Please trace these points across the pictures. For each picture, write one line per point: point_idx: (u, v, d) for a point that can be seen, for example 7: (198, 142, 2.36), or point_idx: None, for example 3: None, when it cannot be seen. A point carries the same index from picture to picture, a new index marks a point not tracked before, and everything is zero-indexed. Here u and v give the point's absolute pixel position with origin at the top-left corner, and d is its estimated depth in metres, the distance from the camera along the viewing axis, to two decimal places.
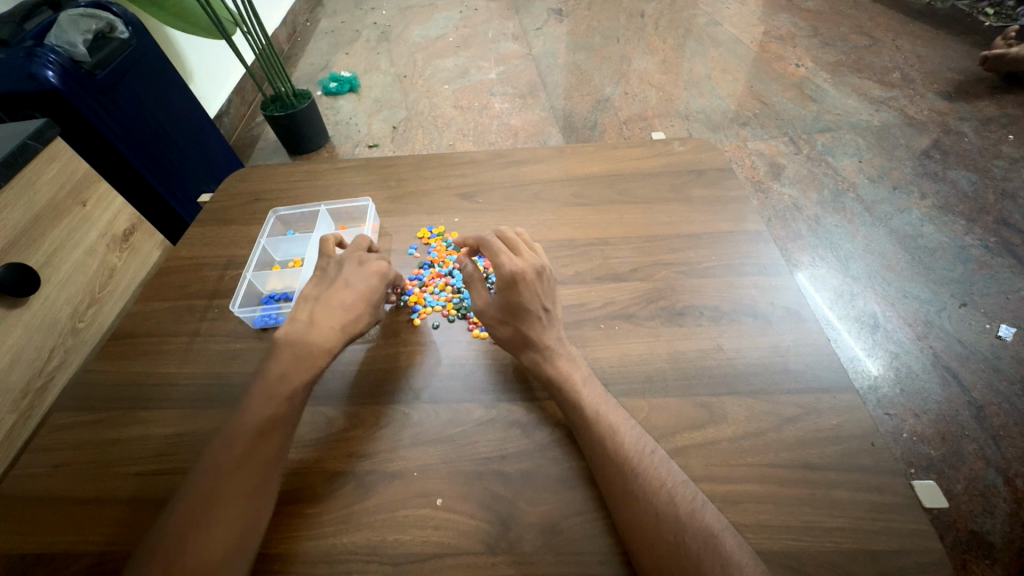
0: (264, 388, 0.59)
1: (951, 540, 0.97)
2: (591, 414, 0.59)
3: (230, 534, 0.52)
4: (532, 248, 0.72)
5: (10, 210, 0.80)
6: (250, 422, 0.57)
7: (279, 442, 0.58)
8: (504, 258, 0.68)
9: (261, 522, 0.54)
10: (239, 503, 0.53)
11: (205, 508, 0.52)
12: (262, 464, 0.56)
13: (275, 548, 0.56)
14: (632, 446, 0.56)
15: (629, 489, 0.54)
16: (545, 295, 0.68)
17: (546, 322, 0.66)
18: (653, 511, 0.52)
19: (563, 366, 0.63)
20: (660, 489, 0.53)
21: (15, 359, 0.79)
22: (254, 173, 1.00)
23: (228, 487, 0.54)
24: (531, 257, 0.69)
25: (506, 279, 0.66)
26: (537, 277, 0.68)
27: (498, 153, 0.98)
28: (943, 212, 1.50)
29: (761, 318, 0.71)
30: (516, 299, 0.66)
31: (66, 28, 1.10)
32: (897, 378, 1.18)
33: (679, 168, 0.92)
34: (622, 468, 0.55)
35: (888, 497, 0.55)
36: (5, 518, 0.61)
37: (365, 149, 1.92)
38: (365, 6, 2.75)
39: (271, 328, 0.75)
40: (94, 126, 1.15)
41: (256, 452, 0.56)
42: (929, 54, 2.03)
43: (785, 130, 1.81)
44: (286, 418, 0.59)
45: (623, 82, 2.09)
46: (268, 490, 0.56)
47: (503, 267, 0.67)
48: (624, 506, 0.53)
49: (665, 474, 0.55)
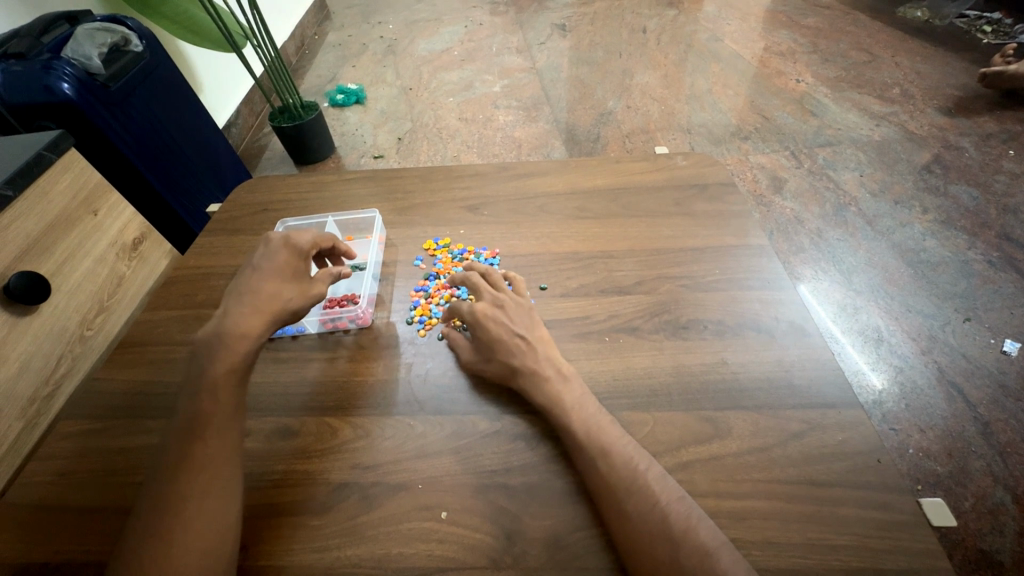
0: (204, 387, 0.59)
1: (960, 559, 0.95)
2: (587, 433, 0.59)
3: (205, 539, 0.51)
4: (493, 282, 0.74)
5: (23, 220, 0.81)
6: (217, 428, 0.57)
7: (235, 436, 0.58)
8: (462, 303, 0.71)
9: (234, 523, 0.54)
10: (207, 500, 0.53)
11: (174, 515, 0.52)
12: (220, 460, 0.56)
13: (259, 559, 0.55)
14: (625, 466, 0.56)
15: (624, 511, 0.53)
16: (515, 324, 0.69)
17: (524, 347, 0.66)
18: (645, 531, 0.52)
19: (552, 389, 0.63)
20: (654, 509, 0.53)
21: (24, 367, 0.79)
22: (262, 184, 1.01)
23: (196, 486, 0.54)
24: (489, 294, 0.72)
25: (470, 320, 0.70)
26: (498, 309, 0.70)
27: (503, 166, 0.99)
28: (945, 227, 1.50)
29: (764, 332, 0.71)
30: (484, 335, 0.68)
31: (83, 41, 1.13)
32: (902, 393, 1.18)
33: (683, 182, 0.93)
34: (615, 489, 0.55)
35: (895, 514, 0.55)
36: (9, 526, 0.60)
37: (370, 160, 1.94)
38: (373, 20, 2.79)
39: (302, 336, 0.76)
40: (107, 137, 1.17)
41: (213, 449, 0.56)
42: (928, 70, 2.05)
43: (786, 144, 1.82)
44: (233, 415, 0.59)
45: (625, 96, 2.11)
46: (230, 482, 0.55)
47: (464, 310, 0.70)
48: (618, 525, 0.53)
49: (658, 492, 0.54)
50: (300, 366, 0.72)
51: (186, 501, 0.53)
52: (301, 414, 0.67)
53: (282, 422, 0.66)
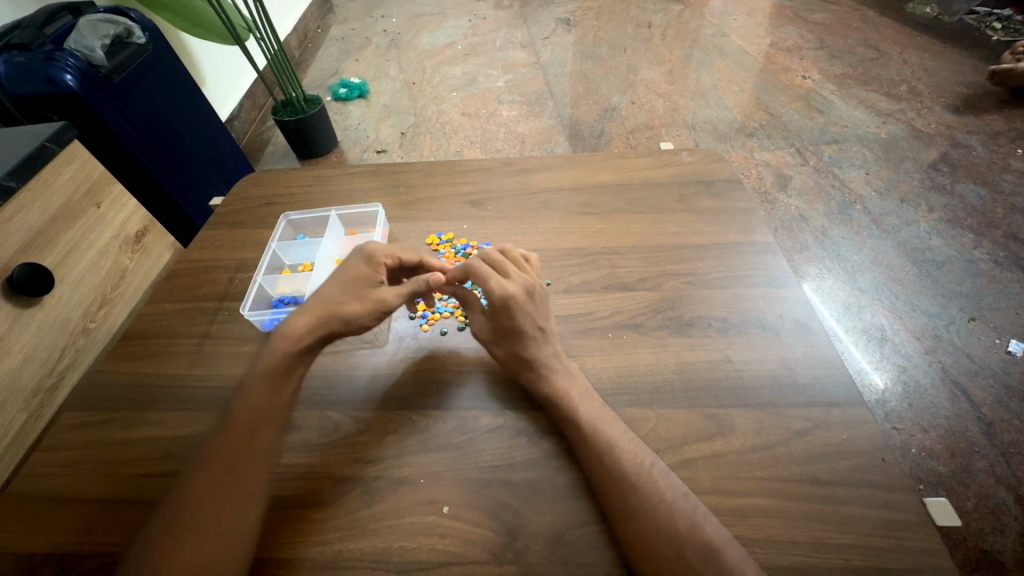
0: (244, 384, 0.59)
1: (961, 558, 0.95)
2: (596, 426, 0.59)
3: (215, 536, 0.51)
4: (518, 265, 0.71)
5: (26, 212, 0.81)
6: (232, 422, 0.57)
7: (269, 438, 0.58)
8: (494, 283, 0.67)
9: (248, 523, 0.54)
10: (229, 500, 0.53)
11: (192, 512, 0.52)
12: (250, 461, 0.56)
13: (274, 555, 0.55)
14: (631, 461, 0.56)
15: (629, 506, 0.54)
16: (539, 315, 0.68)
17: (542, 340, 0.67)
18: (651, 527, 0.52)
19: (558, 385, 0.63)
20: (659, 505, 0.53)
21: (27, 359, 0.79)
22: (266, 177, 1.01)
23: (219, 484, 0.54)
24: (520, 279, 0.68)
25: (497, 304, 0.66)
26: (528, 298, 0.68)
27: (507, 161, 0.98)
28: (952, 225, 1.49)
29: (769, 330, 0.71)
30: (512, 323, 0.66)
31: (85, 34, 1.14)
32: (905, 393, 1.17)
33: (687, 179, 0.92)
34: (622, 484, 0.55)
35: (899, 514, 0.55)
36: (12, 517, 0.61)
37: (373, 154, 1.93)
38: (377, 13, 2.78)
39: None
40: (110, 129, 1.16)
41: (245, 450, 0.56)
42: (936, 67, 2.03)
43: (791, 141, 1.81)
44: (267, 416, 0.58)
45: (630, 91, 2.10)
46: (255, 482, 0.55)
47: (493, 293, 0.66)
48: (624, 520, 0.53)
49: (664, 487, 0.54)
50: None
51: (198, 495, 0.53)
52: (303, 408, 0.67)
53: None
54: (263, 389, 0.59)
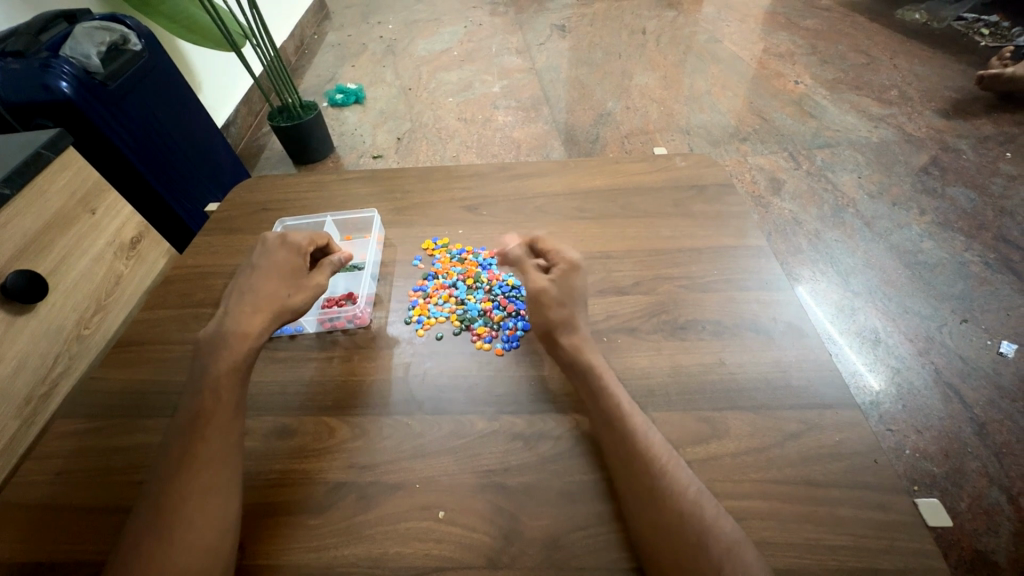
0: (207, 386, 0.59)
1: (955, 559, 0.96)
2: (609, 420, 0.59)
3: (201, 537, 0.51)
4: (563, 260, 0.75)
5: (20, 218, 0.81)
6: (197, 423, 0.57)
7: (236, 435, 0.58)
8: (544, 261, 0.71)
9: (231, 523, 0.53)
10: (208, 500, 0.53)
11: (173, 514, 0.52)
12: (219, 460, 0.56)
13: (255, 560, 0.55)
14: (659, 446, 0.56)
15: (656, 488, 0.53)
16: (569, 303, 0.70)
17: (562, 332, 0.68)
18: (677, 509, 0.51)
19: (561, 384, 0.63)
20: (683, 491, 0.53)
21: (19, 366, 0.79)
22: (261, 183, 1.01)
23: (195, 485, 0.53)
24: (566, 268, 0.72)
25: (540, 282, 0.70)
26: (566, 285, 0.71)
27: (502, 166, 0.99)
28: (943, 228, 1.50)
29: (763, 332, 0.71)
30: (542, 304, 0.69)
31: (81, 40, 1.13)
32: (899, 394, 1.18)
33: (681, 183, 0.93)
34: (649, 467, 0.55)
35: (893, 515, 0.55)
36: (4, 525, 0.60)
37: (369, 160, 1.94)
38: (372, 20, 2.79)
39: (300, 335, 0.76)
40: (105, 135, 1.17)
41: (212, 449, 0.56)
42: (926, 73, 2.06)
43: (785, 146, 1.83)
44: (235, 415, 0.59)
45: (624, 97, 2.11)
46: (230, 480, 0.55)
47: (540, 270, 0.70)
48: (648, 502, 0.53)
49: (688, 478, 0.54)
50: (297, 365, 0.72)
51: (182, 497, 0.53)
52: (298, 414, 0.67)
53: (279, 421, 0.66)
54: (230, 387, 0.59)
